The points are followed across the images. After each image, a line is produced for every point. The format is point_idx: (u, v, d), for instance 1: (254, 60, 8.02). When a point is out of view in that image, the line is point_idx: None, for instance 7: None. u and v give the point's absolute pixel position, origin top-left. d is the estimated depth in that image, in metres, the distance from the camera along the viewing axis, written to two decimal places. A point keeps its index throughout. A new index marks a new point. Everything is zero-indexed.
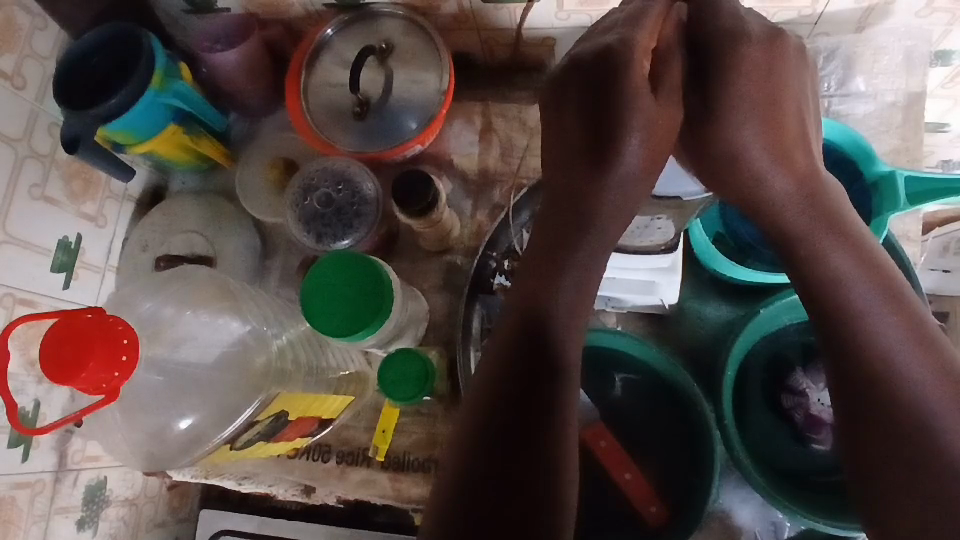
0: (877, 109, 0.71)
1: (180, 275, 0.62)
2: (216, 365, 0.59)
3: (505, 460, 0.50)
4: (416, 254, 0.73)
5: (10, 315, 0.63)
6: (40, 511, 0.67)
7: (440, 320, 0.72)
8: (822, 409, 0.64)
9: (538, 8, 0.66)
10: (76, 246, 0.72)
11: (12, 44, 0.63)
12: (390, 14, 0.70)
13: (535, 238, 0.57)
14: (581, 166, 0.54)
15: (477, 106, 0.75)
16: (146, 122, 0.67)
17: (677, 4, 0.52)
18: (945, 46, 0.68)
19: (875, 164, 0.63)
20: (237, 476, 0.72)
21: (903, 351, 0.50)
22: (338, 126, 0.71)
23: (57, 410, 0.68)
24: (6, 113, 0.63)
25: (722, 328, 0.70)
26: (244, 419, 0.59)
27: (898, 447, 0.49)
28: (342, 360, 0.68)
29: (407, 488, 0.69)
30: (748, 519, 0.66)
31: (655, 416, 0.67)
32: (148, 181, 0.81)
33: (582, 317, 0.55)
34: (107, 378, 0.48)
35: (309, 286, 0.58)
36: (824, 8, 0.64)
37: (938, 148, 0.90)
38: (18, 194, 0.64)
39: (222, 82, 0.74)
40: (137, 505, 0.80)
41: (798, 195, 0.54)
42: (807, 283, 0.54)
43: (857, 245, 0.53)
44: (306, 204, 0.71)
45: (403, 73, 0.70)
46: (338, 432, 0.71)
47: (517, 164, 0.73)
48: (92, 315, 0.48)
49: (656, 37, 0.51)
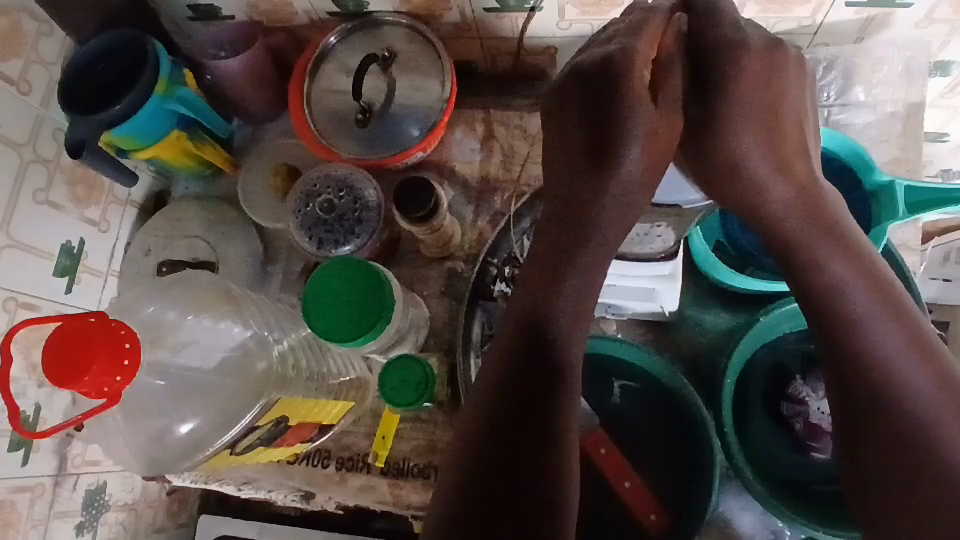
0: (877, 119, 0.71)
1: (184, 280, 0.62)
2: (217, 370, 0.59)
3: (505, 462, 0.50)
4: (417, 260, 0.74)
5: (12, 319, 0.63)
6: (40, 514, 0.68)
7: (441, 326, 0.72)
8: (822, 417, 0.65)
9: (541, 17, 0.67)
10: (79, 250, 0.72)
11: (18, 50, 0.64)
12: (393, 21, 0.70)
13: (536, 247, 0.57)
14: (581, 173, 0.54)
15: (479, 113, 0.75)
16: (150, 127, 0.68)
17: (677, 14, 0.52)
18: (944, 56, 0.69)
19: (874, 173, 0.63)
20: (237, 481, 0.72)
21: (903, 357, 0.50)
22: (341, 132, 0.71)
23: (58, 414, 0.69)
24: (12, 118, 0.63)
25: (722, 336, 0.70)
26: (244, 424, 0.59)
27: (899, 451, 0.49)
28: (342, 366, 0.68)
29: (406, 495, 0.69)
30: (748, 526, 0.66)
31: (653, 423, 0.67)
32: (151, 186, 0.81)
33: (583, 324, 0.56)
34: (109, 382, 0.48)
35: (310, 289, 0.58)
36: (822, 19, 0.65)
37: (937, 159, 0.90)
38: (22, 197, 0.64)
39: (226, 89, 0.74)
40: (136, 509, 0.80)
41: (798, 203, 0.54)
42: (807, 291, 0.54)
43: (856, 252, 0.53)
44: (308, 211, 0.70)
45: (405, 81, 0.71)
46: (338, 438, 0.71)
47: (518, 172, 0.74)
48: (95, 319, 0.48)
49: (656, 47, 0.52)
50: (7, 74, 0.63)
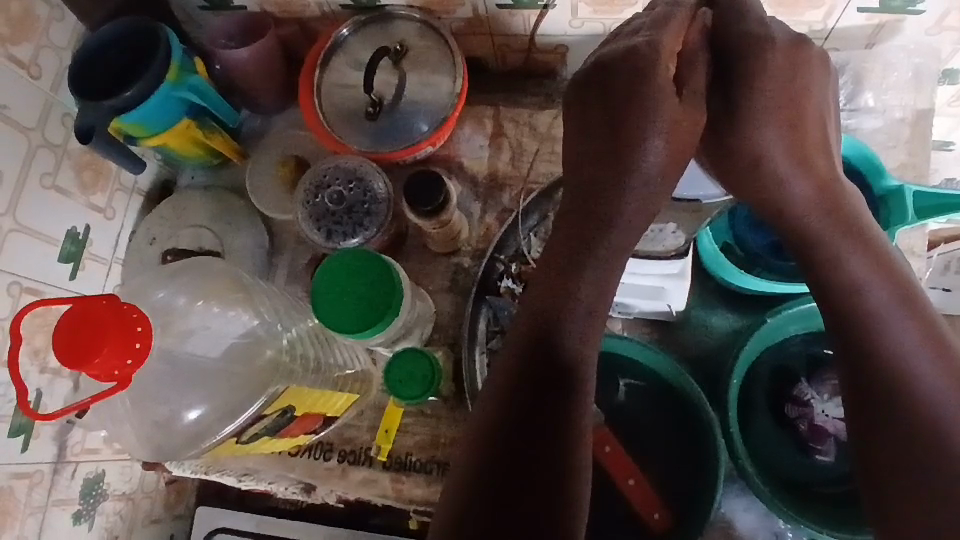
0: (885, 124, 0.72)
1: (192, 268, 0.62)
2: (224, 357, 0.59)
3: (519, 454, 0.49)
4: (424, 254, 0.74)
5: (15, 304, 0.63)
6: (38, 502, 0.67)
7: (446, 321, 0.72)
8: (827, 420, 0.65)
9: (553, 15, 0.67)
10: (84, 237, 0.72)
11: (30, 34, 0.63)
12: (406, 16, 0.70)
13: (553, 237, 0.57)
14: (603, 164, 0.55)
15: (488, 110, 0.75)
16: (161, 115, 0.67)
17: (703, 10, 0.54)
18: (953, 64, 0.69)
19: (885, 179, 0.64)
20: (237, 473, 0.72)
21: (918, 356, 0.50)
22: (349, 125, 0.71)
23: (58, 401, 0.68)
24: (22, 102, 0.63)
25: (727, 337, 0.70)
26: (251, 414, 0.59)
27: (910, 450, 0.49)
28: (348, 359, 0.68)
29: (407, 489, 0.69)
30: (749, 525, 0.66)
31: (658, 422, 0.67)
32: (158, 175, 0.81)
33: (601, 316, 0.55)
34: (119, 365, 0.48)
35: (319, 280, 0.58)
36: (834, 23, 0.65)
37: (940, 167, 0.91)
38: (29, 183, 0.64)
39: (236, 79, 0.74)
40: (133, 500, 0.80)
41: (817, 200, 0.55)
42: (824, 288, 0.54)
43: (874, 249, 0.53)
44: (317, 202, 0.71)
45: (415, 77, 0.71)
46: (340, 431, 0.71)
47: (527, 169, 0.74)
48: (106, 301, 0.48)
49: (681, 42, 0.53)
50: (17, 58, 0.62)
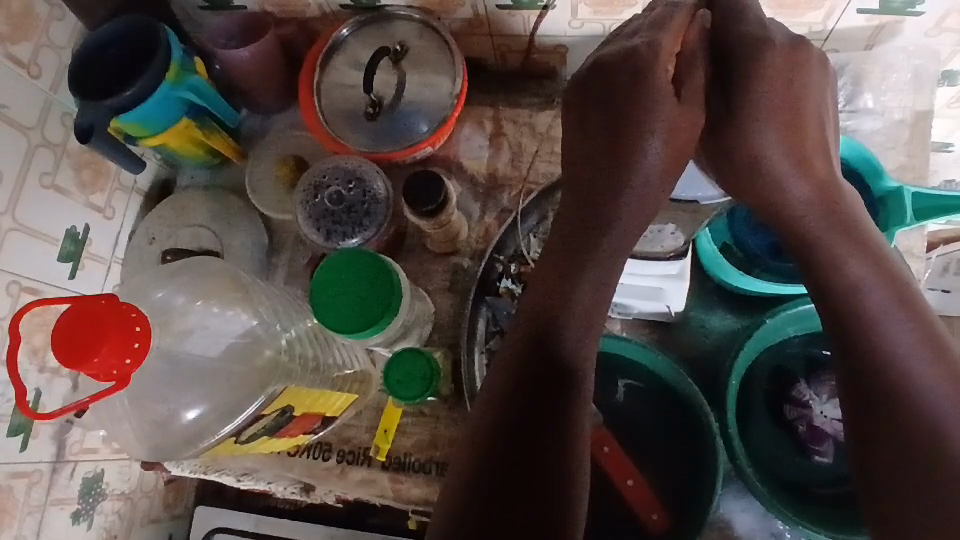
0: (885, 126, 0.72)
1: (192, 267, 0.62)
2: (222, 357, 0.59)
3: (517, 456, 0.49)
4: (424, 255, 0.74)
5: (15, 303, 0.63)
6: (37, 501, 0.67)
7: (446, 321, 0.72)
8: (825, 421, 0.65)
9: (552, 16, 0.67)
10: (83, 236, 0.72)
11: (29, 33, 0.63)
12: (406, 17, 0.70)
13: (552, 238, 0.57)
14: (603, 164, 0.56)
15: (488, 110, 0.76)
16: (161, 114, 0.67)
17: (703, 11, 0.53)
18: (952, 65, 0.70)
19: (884, 180, 0.63)
20: (236, 472, 0.72)
21: (916, 358, 0.50)
22: (349, 125, 0.71)
23: (57, 400, 0.68)
24: (21, 102, 0.63)
25: (726, 338, 0.70)
26: (249, 414, 0.59)
27: (908, 452, 0.49)
28: (347, 359, 0.68)
29: (406, 489, 0.69)
30: (748, 527, 0.66)
31: (657, 422, 0.67)
32: (158, 174, 0.81)
33: (599, 317, 0.55)
34: (118, 365, 0.48)
35: (319, 280, 0.58)
36: (834, 24, 0.65)
37: (939, 168, 0.91)
38: (28, 181, 0.64)
39: (236, 79, 0.74)
40: (132, 499, 0.80)
41: (817, 202, 0.55)
42: (822, 290, 0.54)
43: (874, 251, 0.53)
44: (316, 202, 0.70)
45: (416, 77, 0.71)
46: (339, 431, 0.71)
47: (526, 169, 0.74)
48: (105, 301, 0.48)
49: (680, 42, 0.54)
50: (17, 57, 0.62)
